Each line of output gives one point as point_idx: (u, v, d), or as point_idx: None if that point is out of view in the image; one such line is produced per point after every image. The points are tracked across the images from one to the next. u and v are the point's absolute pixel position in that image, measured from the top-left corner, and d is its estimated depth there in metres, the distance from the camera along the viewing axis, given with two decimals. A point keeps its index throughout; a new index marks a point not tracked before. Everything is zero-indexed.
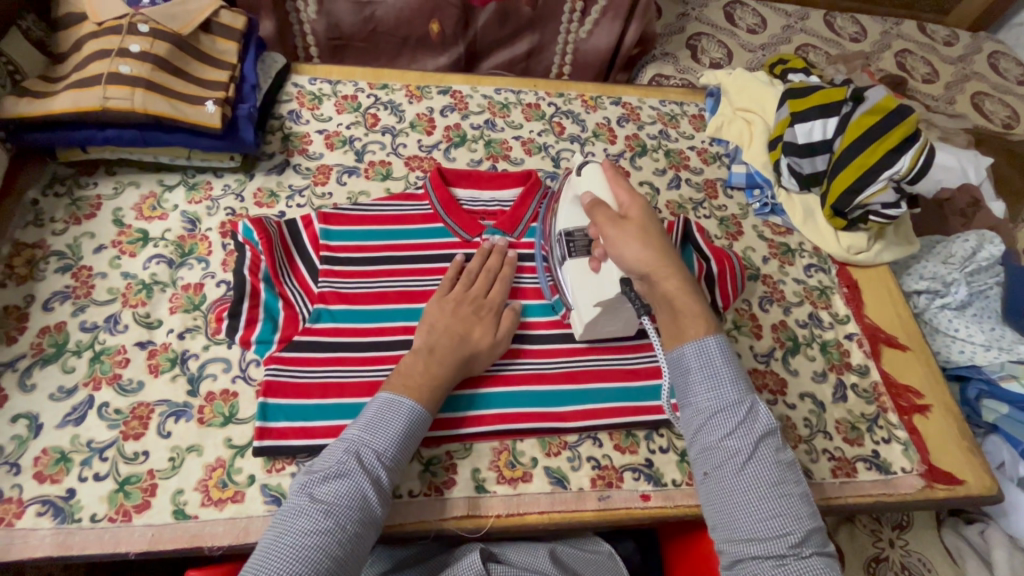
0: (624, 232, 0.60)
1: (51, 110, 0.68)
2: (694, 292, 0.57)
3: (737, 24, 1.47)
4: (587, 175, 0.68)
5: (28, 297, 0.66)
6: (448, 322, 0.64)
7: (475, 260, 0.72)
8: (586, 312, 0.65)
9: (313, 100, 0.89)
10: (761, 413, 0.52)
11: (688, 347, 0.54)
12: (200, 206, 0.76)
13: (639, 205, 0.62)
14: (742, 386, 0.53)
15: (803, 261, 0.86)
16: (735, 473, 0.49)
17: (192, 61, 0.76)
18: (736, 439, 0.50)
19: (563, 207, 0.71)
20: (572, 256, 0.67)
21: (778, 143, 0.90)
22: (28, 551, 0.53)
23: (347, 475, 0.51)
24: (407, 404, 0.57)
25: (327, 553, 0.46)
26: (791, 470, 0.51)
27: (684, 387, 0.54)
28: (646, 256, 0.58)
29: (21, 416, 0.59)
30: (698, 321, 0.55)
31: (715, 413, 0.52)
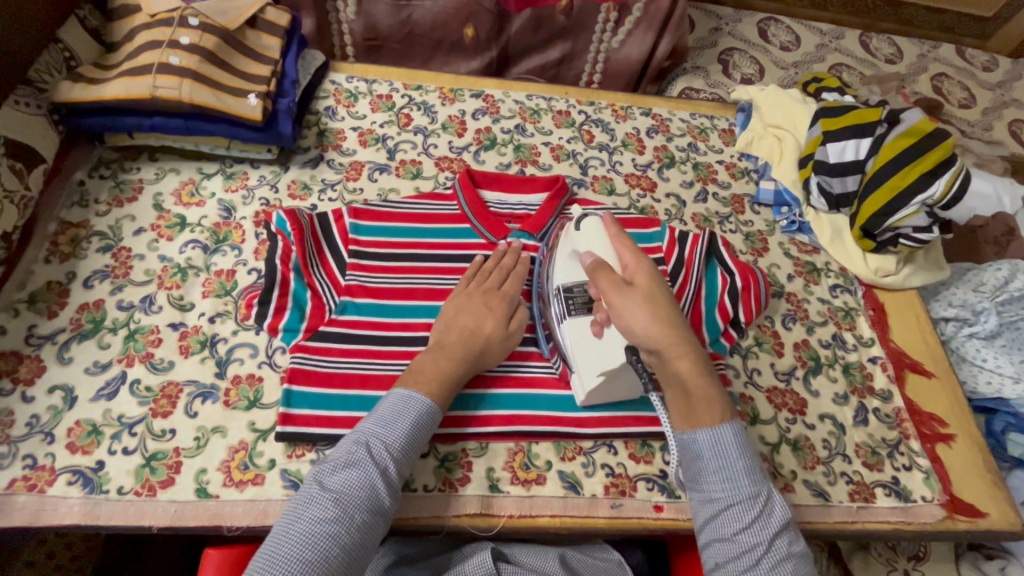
0: (630, 301, 0.58)
1: (104, 96, 0.71)
2: (708, 373, 0.56)
3: (771, 41, 1.47)
4: (586, 231, 0.68)
5: (70, 274, 0.69)
6: (460, 318, 0.65)
7: (488, 260, 0.73)
8: (590, 380, 0.62)
9: (349, 97, 0.91)
10: (777, 506, 0.53)
11: (701, 431, 0.55)
12: (236, 195, 0.78)
13: (644, 269, 0.61)
14: (757, 476, 0.54)
15: (828, 281, 0.86)
16: (751, 566, 0.50)
17: (237, 55, 0.78)
18: (751, 533, 0.51)
19: (561, 261, 0.70)
20: (571, 315, 0.65)
21: (808, 161, 0.90)
22: (57, 518, 0.55)
23: (358, 466, 0.52)
24: (417, 397, 0.58)
25: (337, 542, 0.48)
26: (804, 562, 0.52)
27: (698, 473, 0.55)
28: (655, 330, 0.57)
29: (58, 387, 0.61)
30: (711, 407, 0.55)
31: (729, 505, 0.53)
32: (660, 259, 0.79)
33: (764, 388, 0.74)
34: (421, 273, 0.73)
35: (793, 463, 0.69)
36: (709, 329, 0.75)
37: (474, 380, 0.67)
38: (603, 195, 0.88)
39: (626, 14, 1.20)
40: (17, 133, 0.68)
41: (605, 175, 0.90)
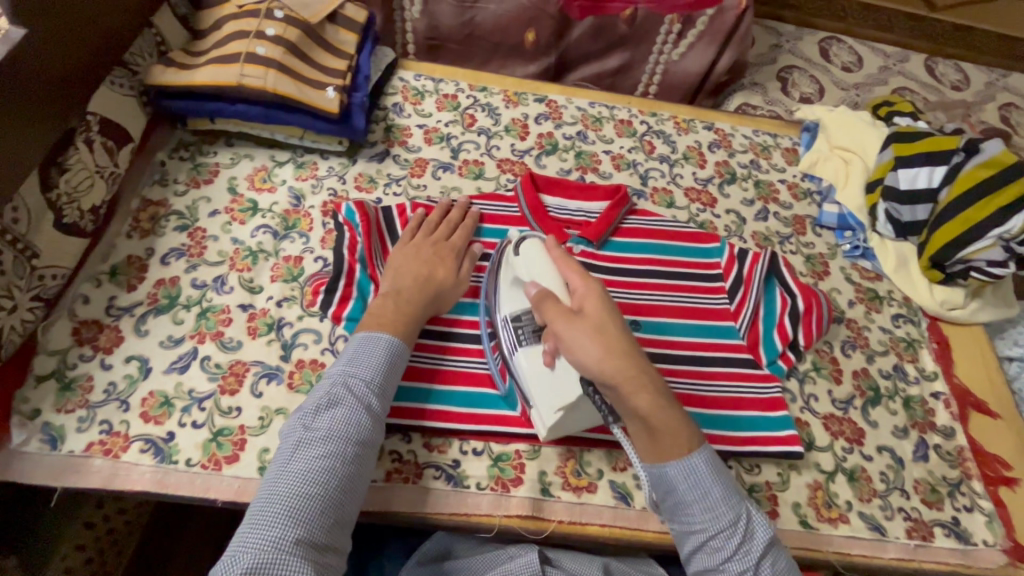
0: (580, 334, 0.54)
1: (192, 81, 0.74)
2: (669, 405, 0.54)
3: (832, 61, 1.44)
4: (525, 256, 0.63)
5: (148, 250, 0.71)
6: (411, 266, 0.67)
7: (436, 214, 0.74)
8: (548, 417, 0.59)
9: (416, 95, 0.93)
10: (758, 527, 0.53)
11: (673, 466, 0.53)
12: (306, 183, 0.80)
13: (594, 294, 0.57)
14: (733, 498, 0.53)
15: (891, 310, 0.83)
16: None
17: (317, 49, 0.81)
18: (736, 561, 0.51)
19: (503, 291, 0.66)
20: (523, 345, 0.62)
21: (877, 185, 0.88)
22: (130, 483, 0.58)
23: (340, 404, 0.54)
24: (384, 336, 0.60)
25: (332, 472, 0.50)
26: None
27: (678, 505, 0.54)
28: (610, 367, 0.53)
29: (134, 357, 0.64)
30: (678, 439, 0.54)
31: (713, 536, 0.52)
32: (719, 275, 0.79)
33: (820, 414, 0.72)
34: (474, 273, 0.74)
35: (848, 493, 0.67)
36: (766, 350, 0.74)
37: None
38: (663, 208, 0.87)
39: (689, 26, 1.19)
40: (112, 112, 0.71)
41: (665, 187, 0.90)
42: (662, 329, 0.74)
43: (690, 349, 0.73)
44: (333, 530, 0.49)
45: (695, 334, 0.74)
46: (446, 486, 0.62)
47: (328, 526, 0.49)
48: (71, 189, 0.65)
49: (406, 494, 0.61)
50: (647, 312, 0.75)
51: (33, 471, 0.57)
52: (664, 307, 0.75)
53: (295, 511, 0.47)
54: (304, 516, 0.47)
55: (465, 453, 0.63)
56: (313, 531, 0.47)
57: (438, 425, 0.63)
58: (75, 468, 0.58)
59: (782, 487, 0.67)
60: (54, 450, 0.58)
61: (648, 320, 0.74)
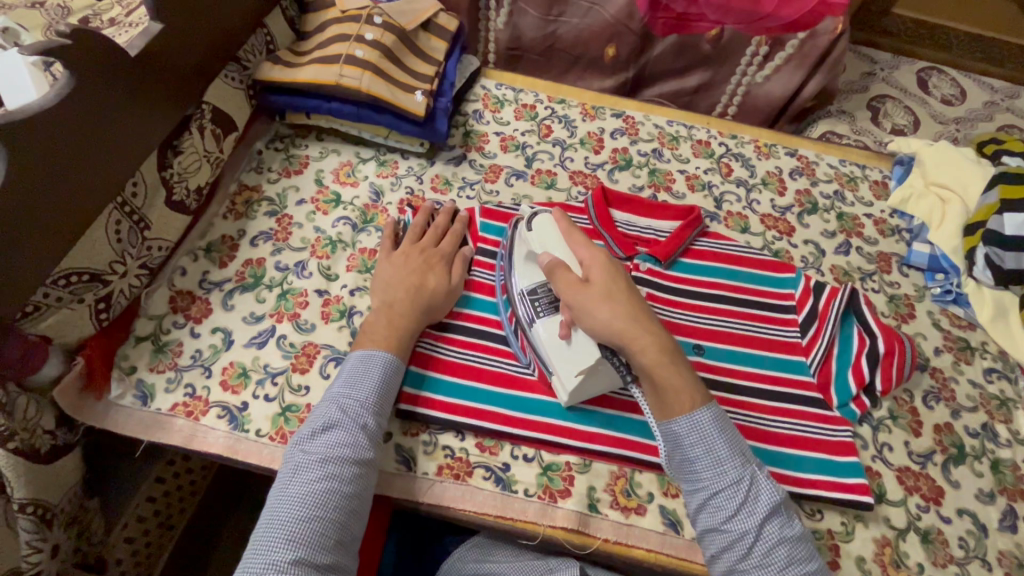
0: (591, 301, 0.59)
1: (296, 79, 0.80)
2: (675, 363, 0.58)
3: (931, 93, 1.35)
4: (539, 230, 0.66)
5: (240, 231, 0.77)
6: (403, 277, 0.68)
7: (420, 219, 0.76)
8: (568, 381, 0.61)
9: (496, 103, 0.95)
10: (763, 491, 0.54)
11: (681, 421, 0.56)
12: (386, 181, 0.84)
13: (600, 264, 0.61)
14: (740, 460, 0.55)
15: (983, 363, 0.77)
16: (744, 556, 0.52)
17: (409, 55, 0.86)
18: (737, 522, 0.53)
19: (517, 266, 0.68)
20: (541, 317, 0.63)
21: (977, 228, 0.83)
22: (207, 445, 0.62)
23: (336, 427, 0.55)
24: (378, 354, 0.61)
25: (330, 494, 0.51)
26: (799, 544, 0.53)
27: (684, 461, 0.57)
28: (618, 323, 0.57)
29: (219, 329, 0.69)
30: (684, 397, 0.57)
31: (718, 493, 0.54)
32: (792, 307, 0.76)
33: (894, 467, 0.68)
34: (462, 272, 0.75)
35: (921, 555, 0.63)
36: (838, 391, 0.70)
37: (580, 396, 0.67)
38: (737, 233, 0.85)
39: (777, 48, 1.15)
40: (223, 103, 0.77)
41: (740, 212, 0.87)
42: (726, 356, 0.72)
43: (755, 381, 0.70)
44: (336, 551, 0.50)
45: (759, 365, 0.71)
46: (494, 488, 0.62)
47: (330, 548, 0.49)
48: (182, 170, 0.71)
49: (456, 491, 0.62)
50: (712, 338, 0.73)
51: (126, 423, 0.63)
52: (732, 334, 0.73)
53: (295, 534, 0.48)
54: (303, 539, 0.48)
55: (515, 458, 0.64)
56: (314, 552, 0.48)
57: (491, 426, 0.64)
58: (160, 425, 0.63)
59: (846, 538, 0.63)
60: (144, 406, 0.64)
61: (712, 345, 0.72)
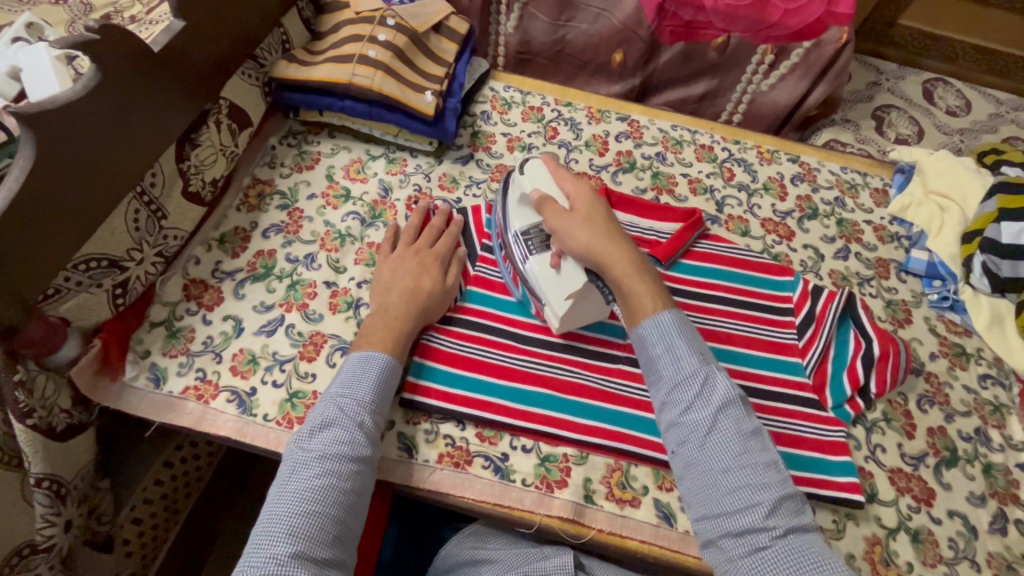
0: (572, 222, 0.66)
1: (310, 77, 0.83)
2: (645, 274, 0.63)
3: (936, 103, 1.36)
4: (531, 173, 0.72)
5: (253, 223, 0.79)
6: (400, 280, 0.70)
7: (418, 218, 0.78)
8: (559, 305, 0.66)
9: (504, 105, 0.97)
10: (718, 384, 0.55)
11: (646, 324, 0.60)
12: (395, 177, 0.86)
13: (584, 197, 0.69)
14: (700, 358, 0.57)
15: (978, 369, 0.78)
16: (699, 443, 0.53)
17: (420, 56, 0.88)
18: (693, 413, 0.55)
19: (512, 208, 0.73)
20: (533, 253, 0.69)
21: (975, 237, 0.84)
22: (216, 427, 0.64)
23: (334, 425, 0.57)
24: (377, 355, 0.62)
25: (328, 491, 0.52)
26: (755, 438, 0.53)
27: (649, 363, 0.59)
28: (595, 243, 0.64)
29: (230, 316, 0.71)
30: (649, 301, 0.61)
31: (677, 386, 0.56)
32: (789, 310, 0.77)
33: (887, 467, 0.69)
34: (466, 267, 0.77)
35: (911, 554, 0.64)
36: (833, 392, 0.72)
37: (579, 389, 0.68)
38: (737, 236, 0.86)
39: (783, 57, 1.16)
40: (239, 99, 0.80)
41: (740, 216, 0.88)
42: (723, 355, 0.73)
43: (750, 380, 0.71)
44: (335, 546, 0.51)
45: (756, 366, 0.73)
46: (493, 476, 0.64)
47: (328, 543, 0.51)
48: (198, 162, 0.73)
49: (455, 479, 0.64)
50: (710, 338, 0.74)
51: (139, 405, 0.65)
52: (730, 334, 0.75)
53: (293, 529, 0.50)
54: (302, 534, 0.50)
55: (514, 448, 0.66)
56: (313, 546, 0.50)
57: (492, 416, 0.66)
58: (172, 407, 0.65)
59: (837, 535, 0.64)
60: (156, 388, 0.66)
61: (711, 345, 0.74)
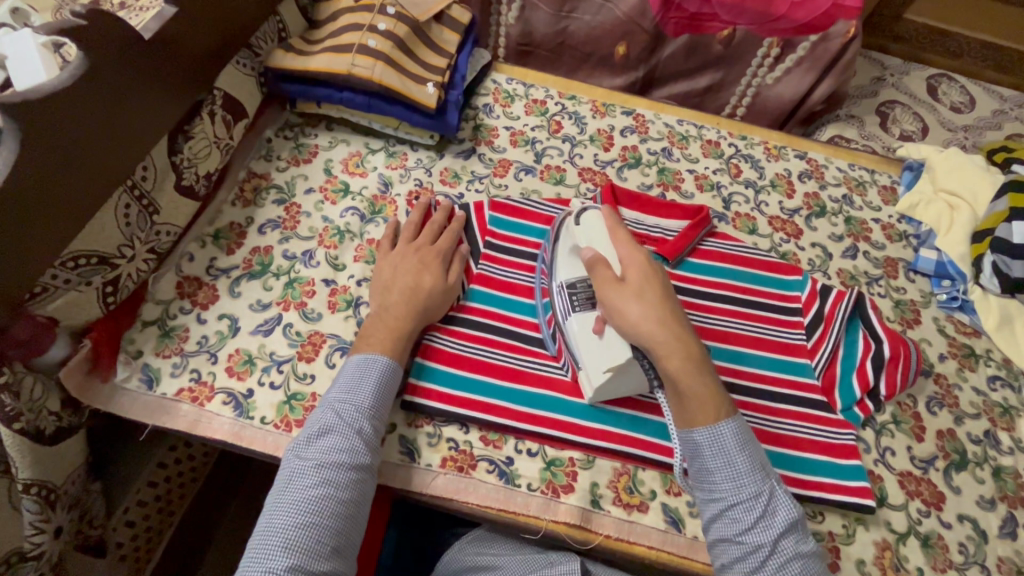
0: (623, 298, 0.61)
1: (308, 67, 0.80)
2: (702, 372, 0.58)
3: (941, 99, 1.35)
4: (587, 225, 0.67)
5: (248, 218, 0.77)
6: (400, 280, 0.68)
7: (418, 214, 0.76)
8: (595, 377, 0.62)
9: (507, 98, 0.95)
10: (781, 506, 0.54)
11: (701, 431, 0.57)
12: (395, 172, 0.84)
13: (639, 266, 0.63)
14: (760, 475, 0.55)
15: (987, 370, 0.77)
16: (756, 566, 0.52)
17: (421, 47, 0.86)
18: (755, 535, 0.53)
19: (561, 259, 0.69)
20: (576, 311, 0.64)
21: (985, 236, 0.83)
22: (212, 430, 0.62)
23: (331, 432, 0.55)
24: (378, 359, 0.60)
25: (325, 501, 0.51)
26: (813, 561, 0.53)
27: (703, 470, 0.57)
28: (645, 325, 0.59)
29: (225, 315, 0.69)
30: (708, 408, 0.57)
31: (735, 505, 0.54)
32: (798, 310, 0.76)
33: (896, 471, 0.68)
34: (468, 265, 0.74)
35: (921, 559, 0.63)
36: (842, 395, 0.71)
37: (586, 391, 0.67)
38: (744, 234, 0.85)
39: (789, 51, 1.14)
40: (234, 89, 0.77)
41: (747, 213, 0.87)
42: (731, 357, 0.72)
43: (758, 382, 0.70)
44: (334, 558, 0.50)
45: (765, 367, 0.71)
46: (497, 481, 0.62)
47: (327, 555, 0.49)
48: (192, 155, 0.71)
49: (458, 484, 0.62)
50: (718, 339, 0.73)
51: (131, 407, 0.63)
52: (738, 335, 0.73)
53: (290, 542, 0.48)
54: (299, 546, 0.48)
55: (519, 452, 0.64)
56: (311, 559, 0.48)
57: (497, 420, 0.64)
58: (165, 409, 0.63)
59: (847, 540, 0.63)
60: (149, 390, 0.64)
61: (719, 346, 0.72)
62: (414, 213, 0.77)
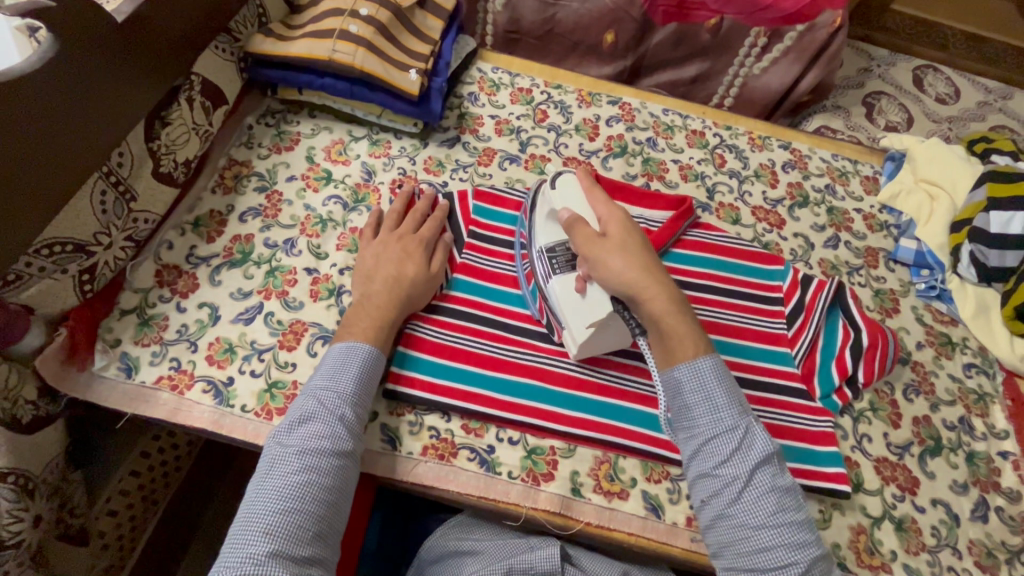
0: (605, 249, 0.62)
1: (288, 53, 0.79)
2: (682, 312, 0.60)
3: (926, 91, 1.35)
4: (562, 189, 0.70)
5: (229, 206, 0.76)
6: (383, 268, 0.68)
7: (401, 203, 0.75)
8: (579, 334, 0.63)
9: (492, 86, 0.94)
10: (758, 439, 0.55)
11: (683, 367, 0.58)
12: (379, 160, 0.83)
13: (617, 220, 0.65)
14: (739, 411, 0.56)
15: (963, 358, 0.79)
16: (734, 499, 0.53)
17: (404, 33, 0.85)
18: (731, 465, 0.54)
19: (539, 224, 0.71)
20: (557, 273, 0.66)
21: (963, 226, 0.84)
22: (191, 419, 0.62)
23: (312, 419, 0.55)
24: (361, 346, 0.60)
25: (306, 487, 0.51)
26: (790, 494, 0.54)
27: (684, 408, 0.58)
28: (630, 272, 0.60)
29: (206, 304, 0.68)
30: (687, 345, 0.59)
31: (712, 437, 0.55)
32: (779, 299, 0.77)
33: (873, 456, 0.69)
34: (451, 254, 0.74)
35: (894, 542, 0.64)
36: (821, 382, 0.72)
37: (569, 381, 0.67)
38: (727, 224, 0.85)
39: (775, 40, 1.14)
40: (213, 75, 0.76)
41: (731, 203, 0.87)
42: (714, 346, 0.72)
43: (741, 371, 0.71)
44: (316, 543, 0.50)
45: (747, 356, 0.72)
46: (479, 469, 0.63)
47: (307, 540, 0.49)
48: (170, 142, 0.70)
49: (440, 471, 0.62)
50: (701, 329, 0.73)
51: (110, 395, 0.63)
52: (720, 324, 0.74)
53: (271, 527, 0.48)
54: (279, 532, 0.48)
55: (500, 441, 0.64)
56: (291, 544, 0.48)
57: (479, 409, 0.64)
58: (144, 398, 0.63)
59: (823, 525, 0.64)
60: (128, 378, 0.63)
61: None
62: (397, 202, 0.77)
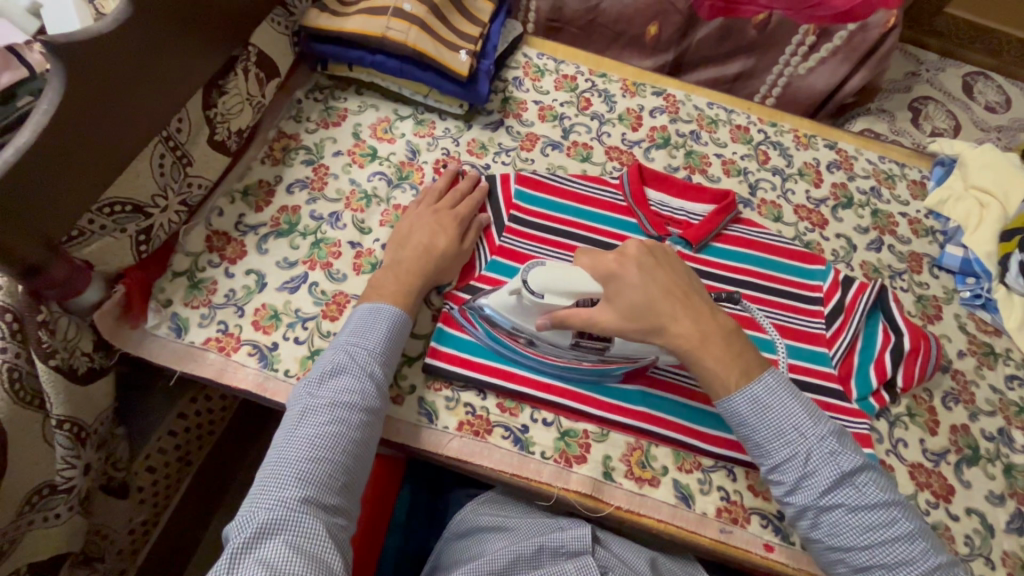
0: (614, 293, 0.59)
1: (342, 28, 0.80)
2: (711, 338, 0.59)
3: (975, 98, 1.32)
4: (548, 286, 0.59)
5: (277, 177, 0.77)
6: (415, 237, 0.69)
7: (441, 181, 0.76)
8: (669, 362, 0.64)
9: (537, 72, 0.94)
10: (824, 462, 0.54)
11: (735, 399, 0.57)
12: (423, 140, 0.84)
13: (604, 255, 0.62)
14: (800, 433, 0.55)
15: (1006, 369, 0.77)
16: (815, 525, 0.55)
17: (454, 14, 0.85)
18: (802, 492, 0.55)
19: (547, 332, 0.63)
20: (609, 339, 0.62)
21: (1015, 235, 0.84)
22: (237, 380, 0.64)
23: (342, 373, 0.56)
24: (389, 308, 0.62)
25: (337, 438, 0.52)
26: (880, 514, 0.53)
27: (749, 441, 0.58)
28: (642, 306, 0.59)
29: (253, 271, 0.70)
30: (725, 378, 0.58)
31: (779, 466, 0.56)
32: (819, 298, 0.76)
33: (908, 462, 0.68)
34: (491, 235, 0.75)
35: None
36: (858, 384, 0.71)
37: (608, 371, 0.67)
38: (769, 221, 0.84)
39: (824, 40, 1.12)
40: (268, 47, 0.77)
41: (773, 201, 0.86)
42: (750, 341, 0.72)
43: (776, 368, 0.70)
44: (344, 494, 0.52)
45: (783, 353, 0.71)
46: (512, 447, 0.63)
47: (336, 490, 0.51)
48: (225, 110, 0.71)
49: (474, 447, 0.63)
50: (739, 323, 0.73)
51: (161, 353, 0.65)
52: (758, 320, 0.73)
53: (302, 474, 0.50)
54: (312, 479, 0.50)
55: (534, 421, 0.65)
56: (322, 493, 0.50)
57: (515, 388, 0.65)
58: (193, 357, 0.65)
59: None
60: (178, 337, 0.65)
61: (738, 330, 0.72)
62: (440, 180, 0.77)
